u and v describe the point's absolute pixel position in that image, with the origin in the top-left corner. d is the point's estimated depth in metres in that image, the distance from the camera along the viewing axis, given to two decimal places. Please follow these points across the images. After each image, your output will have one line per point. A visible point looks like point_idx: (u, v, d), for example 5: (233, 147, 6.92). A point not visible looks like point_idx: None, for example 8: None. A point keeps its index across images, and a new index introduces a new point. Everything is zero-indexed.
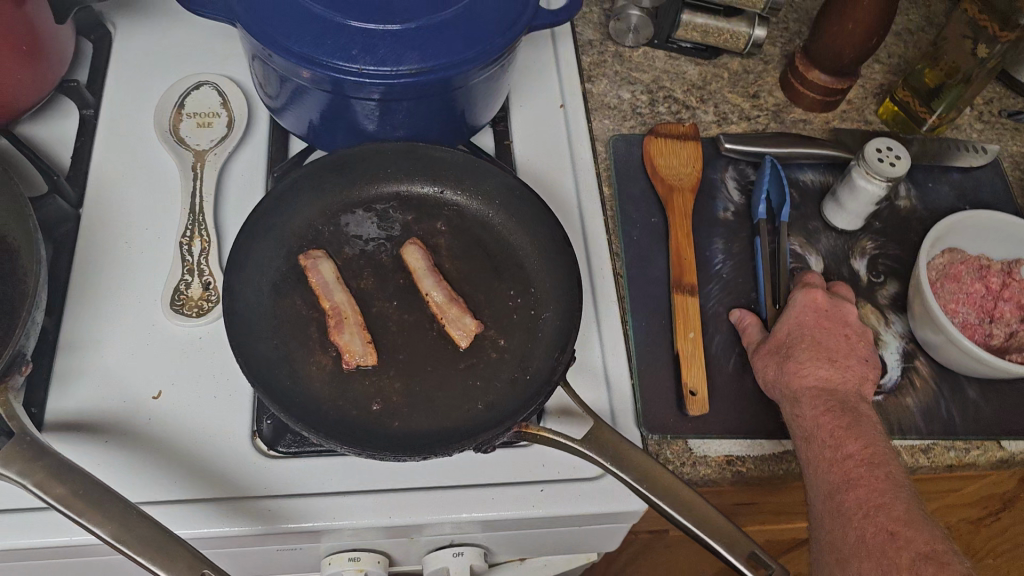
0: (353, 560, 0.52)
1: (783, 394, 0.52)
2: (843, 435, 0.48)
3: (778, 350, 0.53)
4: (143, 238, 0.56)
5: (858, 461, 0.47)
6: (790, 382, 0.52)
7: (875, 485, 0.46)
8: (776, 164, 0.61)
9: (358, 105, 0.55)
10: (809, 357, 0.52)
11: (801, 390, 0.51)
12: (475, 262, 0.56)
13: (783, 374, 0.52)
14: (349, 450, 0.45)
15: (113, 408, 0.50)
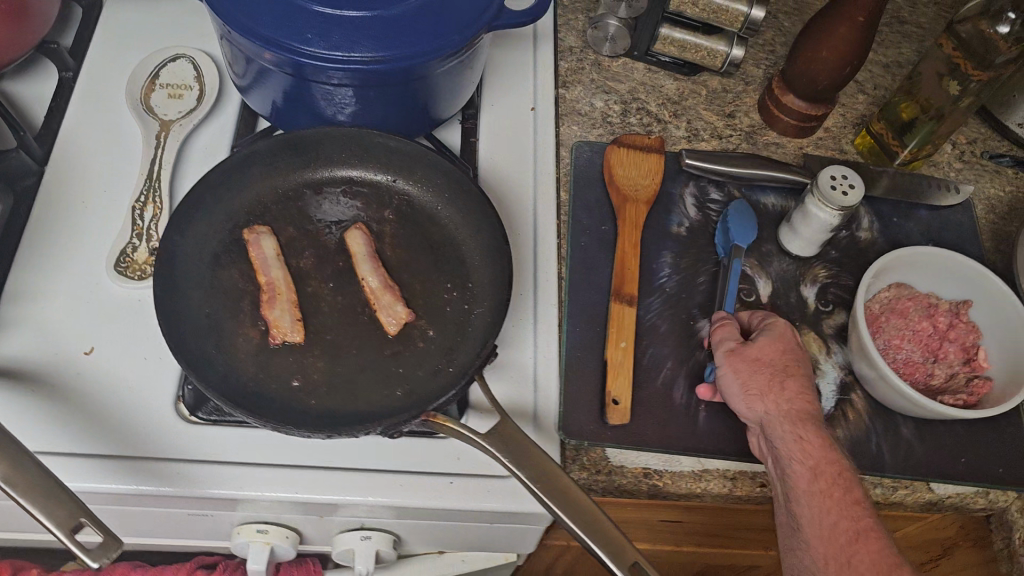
0: (261, 531, 0.53)
1: (775, 415, 0.51)
2: (849, 479, 0.50)
3: (772, 368, 0.52)
4: (100, 199, 0.58)
5: (864, 513, 0.49)
6: (785, 408, 0.51)
7: (880, 541, 0.48)
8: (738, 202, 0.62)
9: (318, 88, 0.55)
10: (795, 387, 0.52)
11: (796, 419, 0.51)
12: (418, 252, 0.57)
13: (781, 398, 0.51)
14: (255, 421, 0.46)
15: (45, 359, 0.52)
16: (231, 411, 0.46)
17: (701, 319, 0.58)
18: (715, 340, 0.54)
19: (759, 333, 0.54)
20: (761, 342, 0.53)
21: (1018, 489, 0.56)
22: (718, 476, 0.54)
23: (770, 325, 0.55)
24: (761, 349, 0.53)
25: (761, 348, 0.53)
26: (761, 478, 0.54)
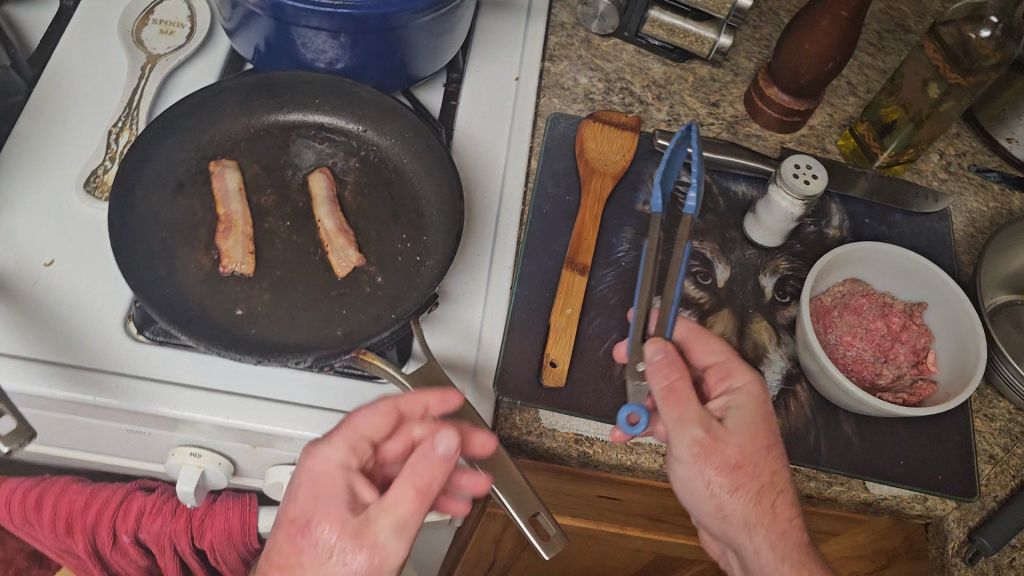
0: (195, 455, 0.53)
1: (768, 550, 0.47)
2: None
3: (762, 486, 0.46)
4: (80, 121, 0.59)
5: None
6: (779, 537, 0.47)
7: None
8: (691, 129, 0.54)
9: (302, 33, 0.56)
10: (784, 501, 0.47)
11: (791, 548, 0.47)
12: (379, 202, 0.58)
13: (773, 530, 0.47)
14: (191, 339, 0.48)
15: (7, 265, 0.54)
16: (170, 328, 0.48)
17: (653, 296, 0.58)
18: (665, 402, 0.45)
19: (732, 416, 0.47)
20: (738, 438, 0.46)
21: (957, 498, 0.55)
22: (649, 450, 0.54)
23: (739, 401, 0.48)
24: (740, 450, 0.46)
25: (739, 445, 0.46)
26: None
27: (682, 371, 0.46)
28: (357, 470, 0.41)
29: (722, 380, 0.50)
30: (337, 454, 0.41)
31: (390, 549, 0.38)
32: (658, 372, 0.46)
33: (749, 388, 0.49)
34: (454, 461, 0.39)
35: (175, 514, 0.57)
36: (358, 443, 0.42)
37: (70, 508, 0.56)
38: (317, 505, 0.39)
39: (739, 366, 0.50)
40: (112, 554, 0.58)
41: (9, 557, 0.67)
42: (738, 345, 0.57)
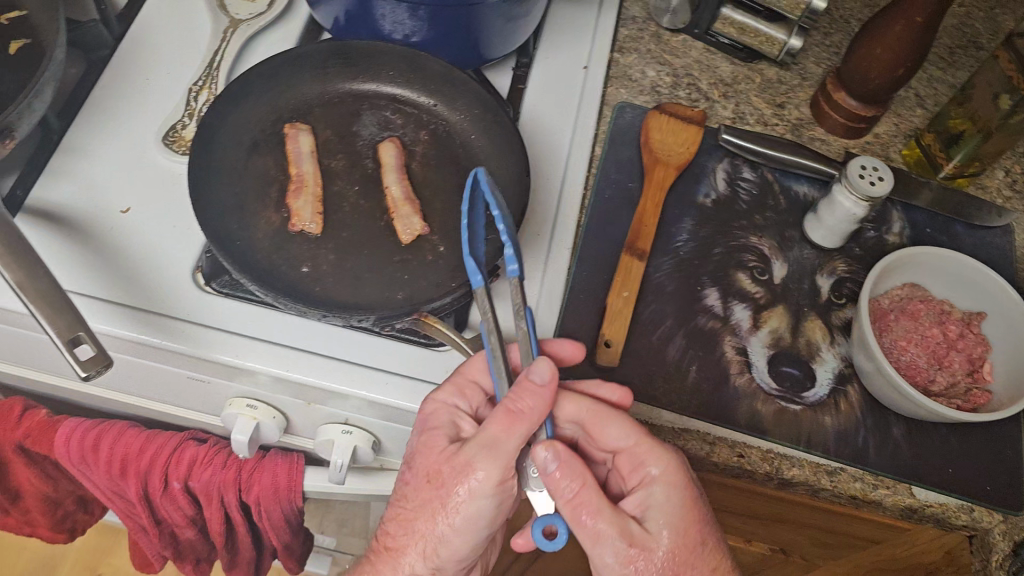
0: (252, 407, 0.55)
1: None
2: None
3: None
4: (161, 77, 0.61)
5: None
6: None
7: None
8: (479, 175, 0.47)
9: (382, 3, 0.57)
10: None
11: None
12: (446, 174, 0.59)
13: None
14: (258, 289, 0.49)
15: (86, 209, 0.55)
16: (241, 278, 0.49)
17: (709, 287, 0.58)
18: (576, 512, 0.43)
19: (654, 511, 0.46)
20: (664, 536, 0.45)
21: (1004, 512, 0.54)
22: (698, 437, 0.54)
23: (657, 491, 0.46)
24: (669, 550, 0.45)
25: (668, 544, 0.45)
26: (739, 449, 0.54)
27: (581, 471, 0.43)
28: (468, 415, 0.48)
29: (634, 463, 0.47)
30: (453, 397, 0.48)
31: (481, 469, 0.43)
32: (558, 484, 0.43)
33: (663, 480, 0.46)
34: (550, 390, 0.43)
35: (224, 465, 0.59)
36: (467, 386, 0.48)
37: (126, 452, 0.58)
38: (425, 435, 0.47)
39: (651, 452, 0.46)
40: (162, 500, 0.60)
41: (58, 499, 0.69)
42: (791, 341, 0.57)
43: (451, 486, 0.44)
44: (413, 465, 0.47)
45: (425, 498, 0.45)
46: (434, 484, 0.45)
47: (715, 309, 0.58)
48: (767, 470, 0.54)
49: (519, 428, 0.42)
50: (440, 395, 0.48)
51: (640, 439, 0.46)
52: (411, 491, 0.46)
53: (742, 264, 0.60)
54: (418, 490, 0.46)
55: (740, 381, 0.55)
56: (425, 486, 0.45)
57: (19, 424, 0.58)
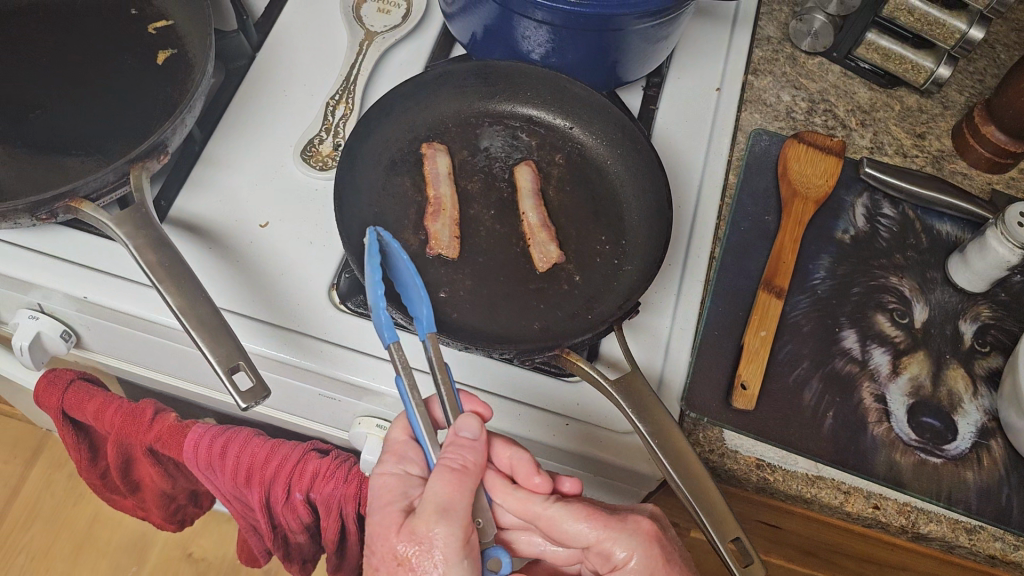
0: (380, 426, 0.55)
1: None
2: None
3: None
4: (300, 90, 0.62)
5: None
6: None
7: None
8: (375, 236, 0.44)
9: (523, 23, 0.56)
10: None
11: None
12: (580, 201, 0.58)
13: None
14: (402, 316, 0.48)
15: (227, 223, 0.56)
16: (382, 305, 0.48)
17: (847, 328, 0.57)
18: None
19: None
20: None
21: None
22: (832, 486, 0.52)
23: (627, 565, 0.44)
24: None
25: None
26: (875, 500, 0.52)
27: None
28: (420, 479, 0.45)
29: (593, 549, 0.45)
30: (396, 466, 0.45)
31: (440, 535, 0.40)
32: None
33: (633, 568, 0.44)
34: (483, 442, 0.43)
35: (346, 480, 0.59)
36: (405, 450, 0.45)
37: (251, 461, 0.59)
38: (380, 512, 0.43)
39: (613, 540, 0.44)
40: (282, 508, 0.61)
41: (174, 494, 0.71)
42: (932, 391, 0.55)
43: (424, 564, 0.40)
44: (373, 548, 0.43)
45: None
46: (405, 567, 0.41)
47: (853, 352, 0.56)
48: (903, 524, 0.52)
49: (467, 483, 0.41)
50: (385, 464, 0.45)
51: (599, 534, 0.44)
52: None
53: (881, 305, 0.58)
54: (392, 573, 0.42)
55: (878, 431, 0.54)
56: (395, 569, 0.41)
57: (150, 428, 0.60)
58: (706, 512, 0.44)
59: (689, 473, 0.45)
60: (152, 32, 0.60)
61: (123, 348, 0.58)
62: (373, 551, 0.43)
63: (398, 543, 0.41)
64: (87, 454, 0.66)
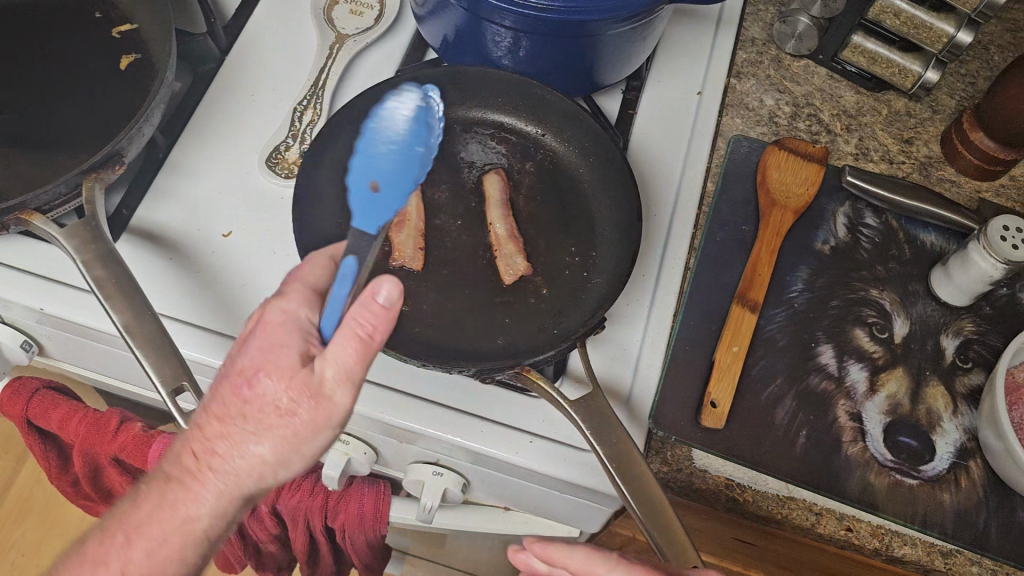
0: (343, 442, 0.54)
1: None
2: None
3: None
4: (268, 95, 0.60)
5: None
6: None
7: None
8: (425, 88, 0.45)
9: (491, 29, 0.54)
10: None
11: None
12: (550, 211, 0.57)
13: None
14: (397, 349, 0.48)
15: (189, 233, 0.55)
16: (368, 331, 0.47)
17: (824, 344, 0.55)
18: None
19: None
20: None
21: None
22: (804, 507, 0.51)
23: None
24: None
25: None
26: (848, 522, 0.51)
27: None
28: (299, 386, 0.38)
29: None
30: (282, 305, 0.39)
31: (335, 403, 0.37)
32: None
33: None
34: (396, 314, 0.37)
35: (312, 492, 0.59)
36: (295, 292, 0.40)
37: None
38: (264, 355, 0.38)
39: None
40: (250, 520, 0.61)
41: None
42: (911, 410, 0.53)
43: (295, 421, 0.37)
44: (237, 382, 0.38)
45: (251, 431, 0.38)
46: (281, 414, 0.37)
47: (829, 368, 0.54)
48: (876, 547, 0.51)
49: (370, 355, 0.37)
50: (288, 305, 0.39)
51: None
52: (221, 412, 0.38)
53: (860, 319, 0.56)
54: (256, 414, 0.38)
55: (852, 450, 0.52)
56: (257, 411, 0.38)
57: (115, 438, 0.59)
58: (655, 532, 0.43)
59: (643, 492, 0.44)
60: (115, 35, 0.59)
61: (86, 357, 0.57)
62: (235, 382, 0.38)
63: (283, 388, 0.37)
64: (55, 461, 0.66)
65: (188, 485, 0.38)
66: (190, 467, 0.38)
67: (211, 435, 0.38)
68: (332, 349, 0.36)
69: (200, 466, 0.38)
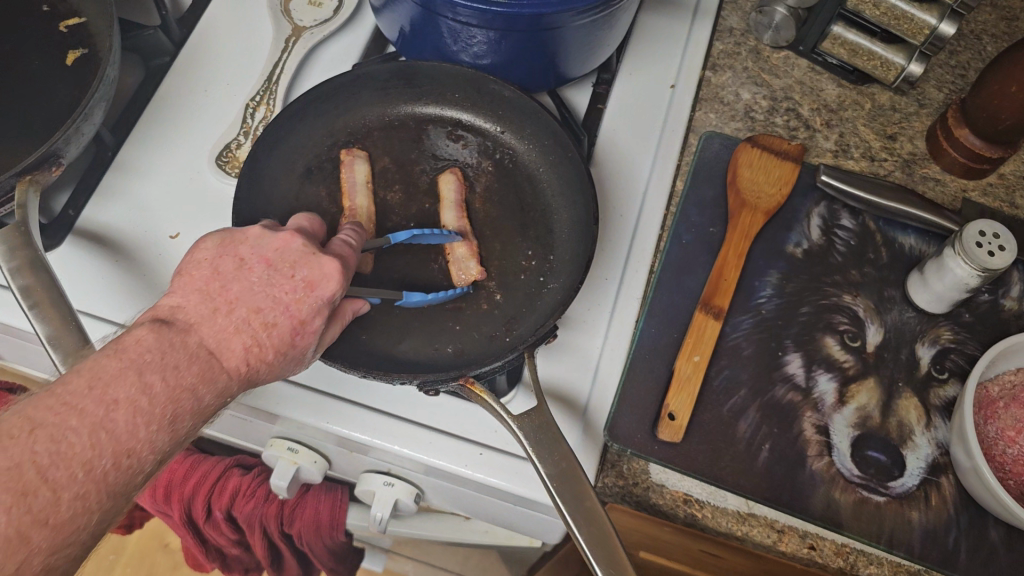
0: (292, 450, 0.53)
1: None
2: None
3: None
4: (221, 91, 0.59)
5: None
6: None
7: None
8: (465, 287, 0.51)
9: (446, 23, 0.51)
10: None
11: None
12: (507, 212, 0.55)
13: None
14: (347, 366, 0.45)
15: (134, 235, 0.53)
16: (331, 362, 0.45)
17: (792, 352, 0.53)
18: None
19: None
20: None
21: None
22: (764, 524, 0.48)
23: None
24: None
25: None
26: (810, 540, 0.48)
27: None
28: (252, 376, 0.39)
29: None
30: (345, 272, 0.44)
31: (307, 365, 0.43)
32: None
33: None
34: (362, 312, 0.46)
35: (267, 499, 0.59)
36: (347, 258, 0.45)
37: (169, 479, 0.58)
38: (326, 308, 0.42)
39: None
40: (206, 526, 0.61)
41: None
42: (881, 422, 0.50)
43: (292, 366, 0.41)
44: (295, 329, 0.41)
45: (277, 371, 0.41)
46: (296, 359, 0.41)
47: (796, 378, 0.52)
48: (840, 567, 0.48)
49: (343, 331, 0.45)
50: (334, 287, 0.42)
51: None
52: (276, 346, 0.40)
53: (831, 326, 0.54)
54: (287, 355, 0.41)
55: (817, 465, 0.49)
56: (291, 363, 0.41)
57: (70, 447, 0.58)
58: (599, 555, 0.39)
59: (585, 514, 0.41)
60: (63, 30, 0.57)
61: (36, 359, 0.56)
62: (290, 328, 0.40)
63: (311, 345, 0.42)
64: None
65: (232, 382, 0.38)
66: (241, 371, 0.39)
67: (263, 359, 0.39)
68: (332, 339, 0.44)
69: (247, 375, 0.39)
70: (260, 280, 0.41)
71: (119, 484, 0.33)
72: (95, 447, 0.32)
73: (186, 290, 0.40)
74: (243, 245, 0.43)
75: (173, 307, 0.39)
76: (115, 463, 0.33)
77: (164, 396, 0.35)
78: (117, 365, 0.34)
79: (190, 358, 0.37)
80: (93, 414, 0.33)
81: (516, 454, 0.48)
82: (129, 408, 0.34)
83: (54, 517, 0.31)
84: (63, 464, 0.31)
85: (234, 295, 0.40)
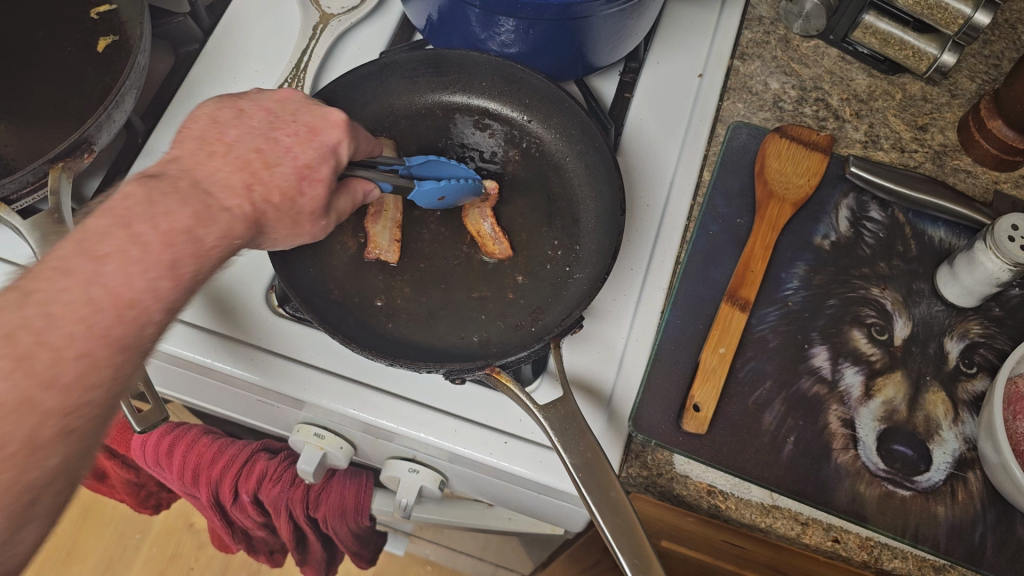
0: (318, 436, 0.54)
1: None
2: None
3: None
4: (248, 77, 0.59)
5: None
6: None
7: None
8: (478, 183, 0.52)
9: (473, 11, 0.51)
10: None
11: None
12: (533, 200, 0.55)
13: None
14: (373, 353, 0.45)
15: None
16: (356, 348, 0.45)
17: (818, 344, 0.53)
18: None
19: None
20: None
21: None
22: (788, 516, 0.48)
23: None
24: None
25: None
26: (834, 533, 0.48)
27: None
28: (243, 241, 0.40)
29: None
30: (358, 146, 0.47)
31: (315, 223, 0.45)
32: None
33: None
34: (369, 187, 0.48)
35: (293, 483, 0.60)
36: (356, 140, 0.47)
37: (198, 460, 0.59)
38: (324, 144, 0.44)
39: None
40: (233, 509, 0.62)
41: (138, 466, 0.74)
42: (907, 416, 0.50)
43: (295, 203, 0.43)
44: (301, 173, 0.43)
45: (288, 217, 0.43)
46: (298, 196, 0.43)
47: (822, 371, 0.52)
48: (864, 560, 0.48)
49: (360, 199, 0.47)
50: (337, 132, 0.45)
51: None
52: (281, 188, 0.42)
53: (858, 319, 0.53)
54: (291, 200, 0.43)
55: (843, 459, 0.49)
56: (302, 208, 0.43)
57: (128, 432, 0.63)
58: (625, 547, 0.40)
59: (611, 506, 0.41)
60: (93, 17, 0.58)
61: None
62: (296, 173, 0.43)
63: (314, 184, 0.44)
64: None
65: (239, 220, 0.40)
66: (247, 211, 0.40)
67: (269, 199, 0.42)
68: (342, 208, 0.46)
69: (255, 214, 0.41)
70: (260, 126, 0.44)
71: (128, 338, 0.34)
72: (91, 304, 0.33)
73: (182, 139, 0.42)
74: (242, 99, 0.46)
75: (170, 159, 0.41)
76: (117, 317, 0.34)
77: (157, 243, 0.36)
78: (106, 222, 0.35)
79: (184, 201, 0.38)
80: (84, 271, 0.34)
81: (539, 443, 0.48)
82: (120, 261, 0.35)
83: (62, 378, 0.32)
84: (60, 322, 0.32)
85: (232, 138, 0.43)
